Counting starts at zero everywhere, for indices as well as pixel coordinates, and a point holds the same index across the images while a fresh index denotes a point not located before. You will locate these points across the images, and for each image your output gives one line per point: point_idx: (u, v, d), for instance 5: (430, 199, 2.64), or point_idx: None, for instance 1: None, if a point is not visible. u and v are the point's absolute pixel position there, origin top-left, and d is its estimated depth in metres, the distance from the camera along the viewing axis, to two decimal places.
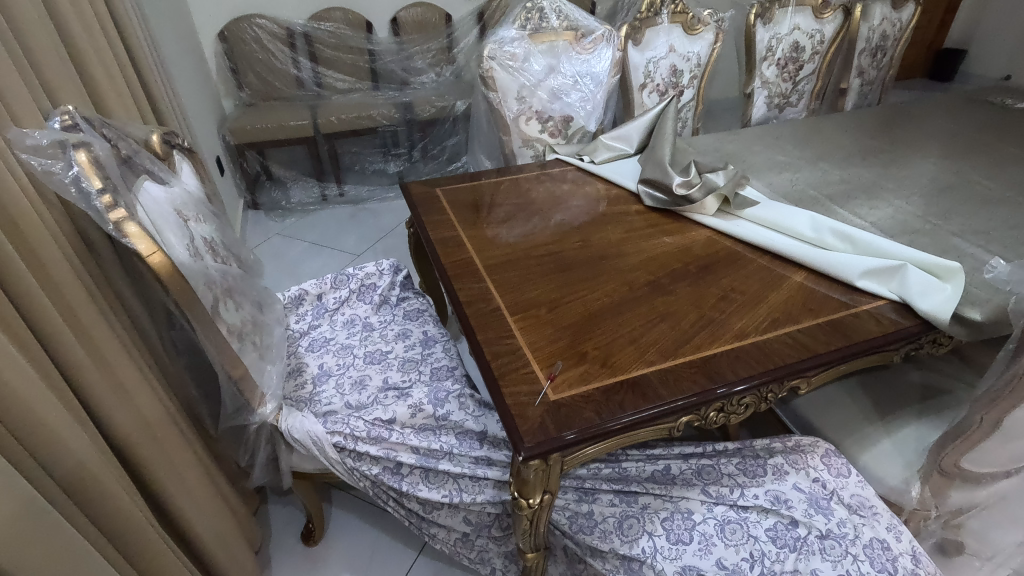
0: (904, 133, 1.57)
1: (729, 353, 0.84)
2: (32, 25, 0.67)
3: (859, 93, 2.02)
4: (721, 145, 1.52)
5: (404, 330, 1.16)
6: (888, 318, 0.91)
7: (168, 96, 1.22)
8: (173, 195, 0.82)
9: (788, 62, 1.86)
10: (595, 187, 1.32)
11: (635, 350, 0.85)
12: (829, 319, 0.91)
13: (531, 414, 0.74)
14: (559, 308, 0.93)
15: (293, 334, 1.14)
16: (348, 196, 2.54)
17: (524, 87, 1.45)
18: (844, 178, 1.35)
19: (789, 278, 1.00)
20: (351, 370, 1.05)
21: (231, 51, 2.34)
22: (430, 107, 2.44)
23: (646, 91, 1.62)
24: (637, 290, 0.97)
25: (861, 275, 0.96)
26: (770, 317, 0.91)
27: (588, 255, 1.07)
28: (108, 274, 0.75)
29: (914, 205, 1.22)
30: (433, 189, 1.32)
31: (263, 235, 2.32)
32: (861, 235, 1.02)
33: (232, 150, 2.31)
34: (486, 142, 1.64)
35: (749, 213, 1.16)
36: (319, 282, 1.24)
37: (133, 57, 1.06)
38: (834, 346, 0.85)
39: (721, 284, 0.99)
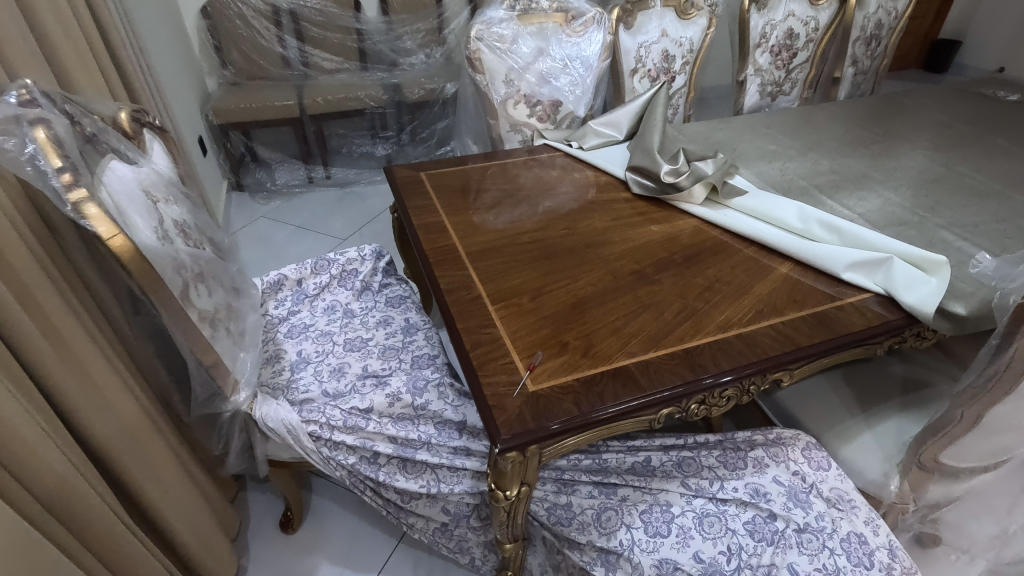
0: (895, 124, 1.56)
1: (712, 345, 0.83)
2: None
3: (852, 83, 2.00)
4: (711, 133, 1.50)
5: (386, 317, 1.14)
6: (873, 311, 0.90)
7: (141, 70, 1.18)
8: (141, 175, 0.79)
9: (782, 49, 1.83)
10: (583, 174, 1.30)
11: (618, 340, 0.84)
12: (813, 311, 0.90)
13: (510, 405, 0.73)
14: (542, 297, 0.91)
15: (271, 320, 1.12)
16: (335, 178, 2.49)
17: (513, 70, 1.41)
18: (834, 168, 1.33)
19: (774, 269, 0.99)
20: (330, 358, 1.04)
21: (215, 27, 2.27)
22: (419, 90, 2.40)
23: (637, 76, 1.58)
24: (623, 279, 0.96)
25: (846, 268, 0.95)
26: (755, 309, 0.90)
27: (573, 243, 1.05)
28: (71, 256, 0.72)
29: (903, 196, 1.21)
30: (419, 173, 1.29)
31: (248, 217, 2.28)
32: (848, 227, 1.01)
33: (216, 131, 2.25)
34: (473, 126, 1.60)
35: (737, 203, 1.14)
36: (299, 267, 1.21)
37: (103, 30, 1.02)
38: (818, 339, 0.84)
39: (706, 274, 0.97)
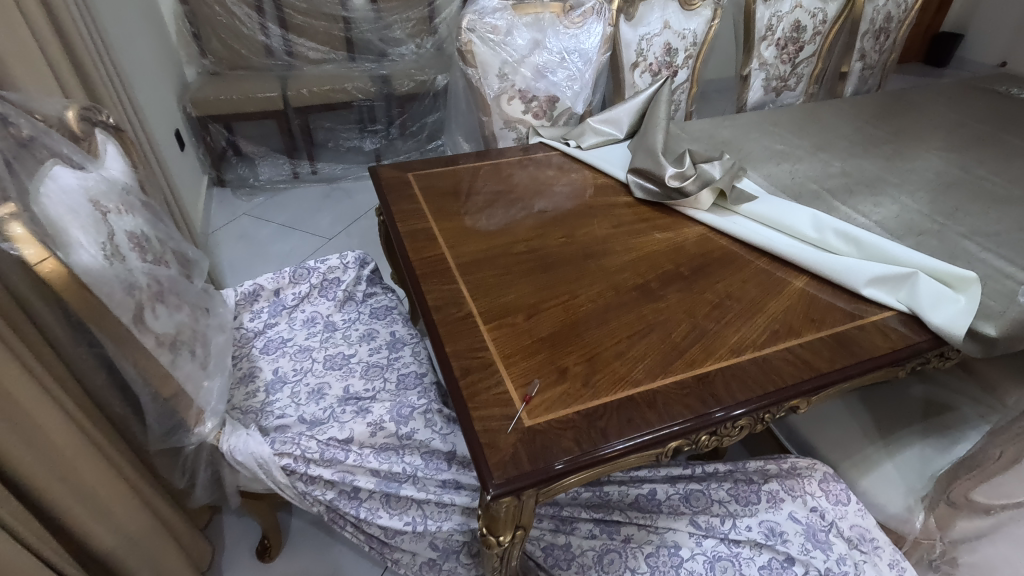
0: (907, 123, 1.49)
1: (724, 371, 0.76)
2: None
3: (859, 78, 1.92)
4: (715, 131, 1.42)
5: (370, 330, 1.06)
6: (896, 332, 0.83)
7: (100, 61, 1.08)
8: (90, 182, 0.70)
9: (788, 42, 1.76)
10: (581, 175, 1.22)
11: (622, 365, 0.76)
12: (831, 332, 0.83)
13: (503, 443, 0.66)
14: (538, 315, 0.84)
15: (246, 335, 1.04)
16: (322, 174, 2.40)
17: (507, 63, 1.32)
18: (846, 170, 1.26)
19: (789, 283, 0.92)
20: (308, 377, 0.96)
21: (193, 14, 2.16)
22: (408, 81, 2.30)
23: (638, 71, 1.50)
24: (626, 294, 0.88)
25: (867, 283, 0.88)
26: (769, 329, 0.83)
27: (571, 253, 0.97)
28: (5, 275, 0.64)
29: (920, 202, 1.14)
30: (406, 174, 1.20)
31: (229, 214, 2.18)
32: (866, 237, 0.94)
33: (195, 123, 2.15)
34: (464, 123, 1.51)
35: (747, 209, 1.07)
36: (277, 276, 1.12)
37: (54, 17, 0.92)
38: (838, 364, 0.77)
39: (715, 289, 0.90)
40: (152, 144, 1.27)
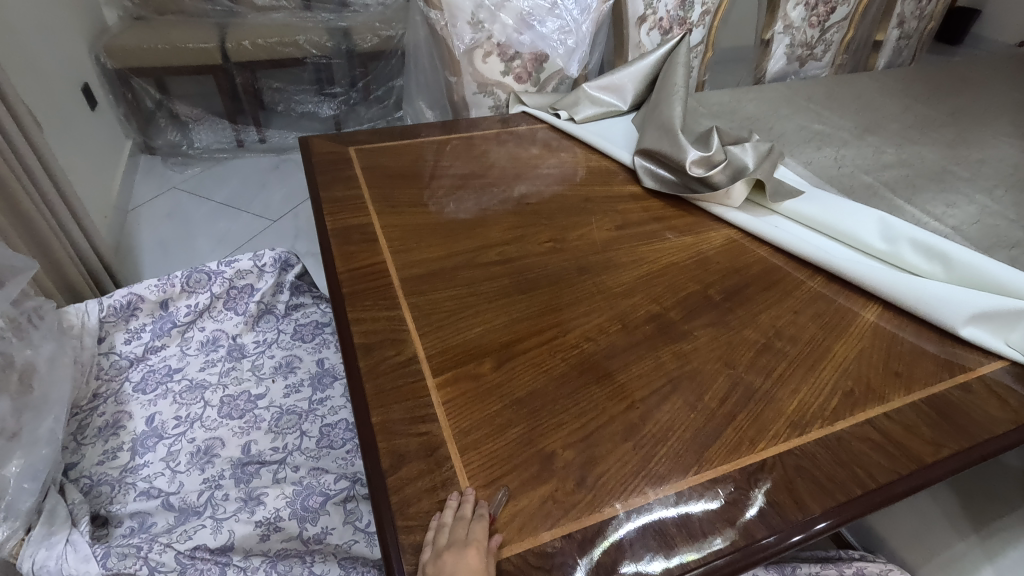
0: (964, 102, 1.24)
1: (782, 462, 0.51)
2: None
3: (893, 49, 1.66)
4: (738, 105, 1.16)
5: (289, 358, 0.79)
6: (1015, 395, 0.59)
7: None
8: None
9: (819, 2, 1.50)
10: (573, 155, 0.95)
11: (635, 448, 0.51)
12: (927, 395, 0.58)
13: None
14: (513, 361, 0.58)
15: (116, 364, 0.76)
16: (270, 143, 2.08)
17: (482, 6, 1.02)
18: (903, 159, 1.01)
19: (857, 316, 0.67)
20: (195, 432, 0.70)
21: None
22: (372, 37, 1.98)
23: (646, 27, 1.22)
24: (636, 330, 0.63)
25: (967, 320, 0.64)
26: (840, 389, 0.58)
27: (560, 266, 0.71)
28: None
29: (1002, 203, 0.90)
30: (345, 149, 0.92)
31: (157, 188, 1.86)
32: (959, 253, 0.70)
33: (114, 78, 1.82)
34: (428, 86, 1.22)
35: (791, 208, 0.81)
36: (163, 283, 0.81)
37: None
38: (946, 452, 0.53)
39: (759, 324, 0.65)
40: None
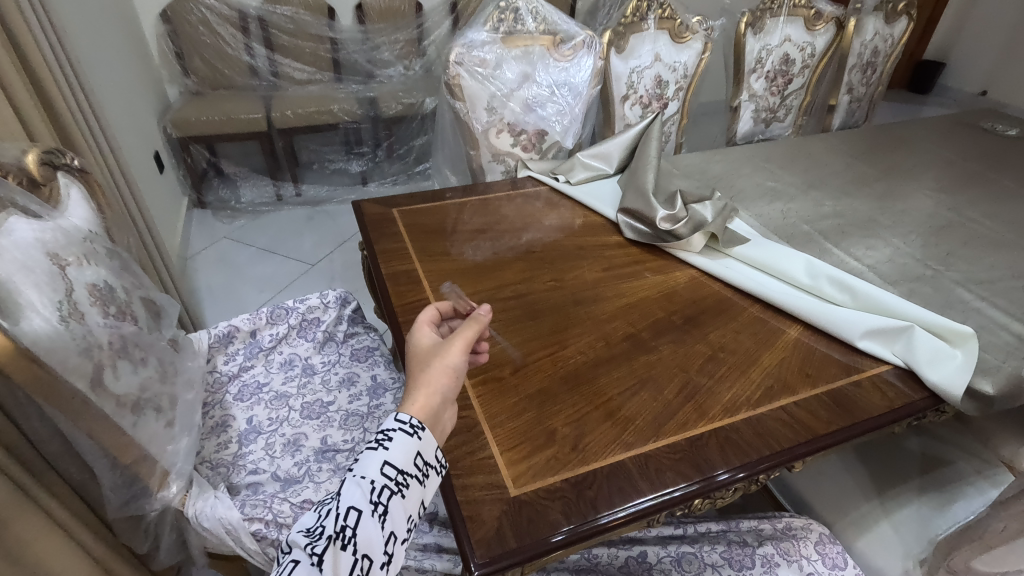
0: (898, 159, 1.48)
1: (718, 434, 0.73)
2: None
3: (846, 111, 1.93)
4: (706, 166, 1.41)
5: (350, 374, 1.02)
6: (894, 388, 0.81)
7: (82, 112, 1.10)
8: (49, 236, 0.65)
9: (778, 75, 1.77)
10: (571, 212, 1.19)
11: (613, 425, 0.73)
12: (828, 389, 0.80)
13: (487, 516, 0.62)
14: (526, 368, 0.80)
15: (219, 379, 0.99)
16: (306, 196, 2.36)
17: (495, 96, 1.30)
18: (838, 210, 1.24)
19: (783, 333, 0.89)
20: (285, 428, 0.92)
21: (174, 32, 2.20)
22: (396, 104, 2.28)
23: (628, 103, 1.50)
24: (616, 346, 0.85)
25: (862, 335, 0.86)
26: (763, 385, 0.80)
27: (560, 299, 0.94)
28: None
29: (913, 245, 1.12)
30: (390, 210, 1.17)
31: (209, 237, 2.13)
32: (861, 285, 0.92)
33: (175, 144, 2.10)
34: (451, 154, 1.48)
35: (740, 252, 1.05)
36: (253, 317, 1.07)
37: (26, 63, 0.94)
38: (835, 426, 0.75)
39: (709, 340, 0.87)
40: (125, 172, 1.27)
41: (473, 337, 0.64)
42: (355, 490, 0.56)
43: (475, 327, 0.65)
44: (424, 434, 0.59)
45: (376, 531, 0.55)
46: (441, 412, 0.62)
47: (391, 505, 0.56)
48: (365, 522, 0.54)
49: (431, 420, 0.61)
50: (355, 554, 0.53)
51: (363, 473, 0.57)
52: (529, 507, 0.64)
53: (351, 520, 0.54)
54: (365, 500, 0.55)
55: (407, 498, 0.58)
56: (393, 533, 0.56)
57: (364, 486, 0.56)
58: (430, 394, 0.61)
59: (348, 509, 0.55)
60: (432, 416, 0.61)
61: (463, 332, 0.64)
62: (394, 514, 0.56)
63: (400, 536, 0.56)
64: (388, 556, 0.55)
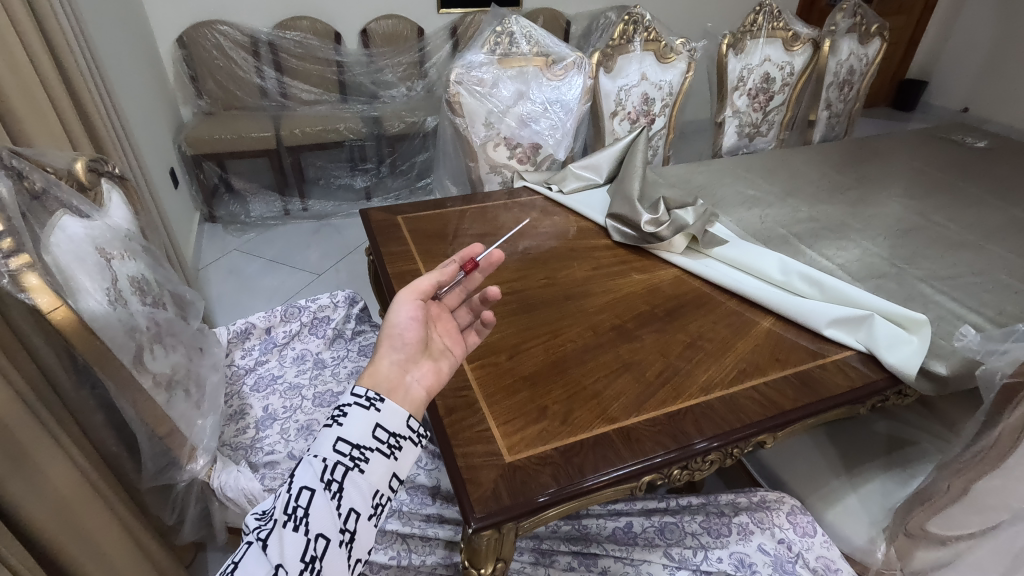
0: (871, 169, 1.58)
1: (695, 409, 0.81)
2: None
3: (826, 125, 2.03)
4: (691, 176, 1.50)
5: (358, 367, 1.09)
6: (856, 370, 0.88)
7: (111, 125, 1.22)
8: (96, 232, 0.73)
9: (759, 92, 1.87)
10: (563, 218, 1.28)
11: (599, 402, 0.81)
12: (796, 371, 0.88)
13: (484, 479, 0.69)
14: (521, 354, 0.88)
15: (237, 372, 1.07)
16: (313, 211, 2.45)
17: (492, 113, 1.41)
18: (813, 215, 1.33)
19: (757, 323, 0.97)
20: (298, 414, 0.99)
21: (190, 57, 2.35)
22: (399, 122, 2.40)
23: (617, 119, 1.61)
24: (603, 335, 0.93)
25: (828, 324, 0.94)
26: (737, 368, 0.88)
27: (552, 295, 1.02)
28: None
29: (881, 246, 1.21)
30: (395, 217, 1.26)
31: (220, 249, 2.22)
32: (828, 280, 1.00)
33: (189, 161, 2.20)
34: (452, 167, 1.58)
35: (719, 253, 1.13)
36: (269, 315, 1.16)
37: (68, 82, 1.05)
38: (802, 403, 0.82)
39: (688, 330, 0.95)
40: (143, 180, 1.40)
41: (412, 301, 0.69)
42: (309, 469, 0.58)
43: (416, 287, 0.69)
44: (381, 406, 0.62)
45: (329, 510, 0.57)
46: (397, 374, 0.66)
47: (346, 481, 0.58)
48: (317, 501, 0.56)
49: (387, 384, 0.64)
50: (307, 533, 0.55)
51: (318, 453, 0.59)
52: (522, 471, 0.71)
53: (304, 501, 0.57)
54: (317, 479, 0.57)
55: (367, 472, 0.59)
56: (351, 509, 0.58)
57: (316, 466, 0.58)
58: (379, 362, 0.66)
59: (301, 490, 0.57)
60: (385, 380, 0.65)
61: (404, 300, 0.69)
62: (349, 491, 0.58)
63: (360, 512, 0.58)
64: (348, 534, 0.58)
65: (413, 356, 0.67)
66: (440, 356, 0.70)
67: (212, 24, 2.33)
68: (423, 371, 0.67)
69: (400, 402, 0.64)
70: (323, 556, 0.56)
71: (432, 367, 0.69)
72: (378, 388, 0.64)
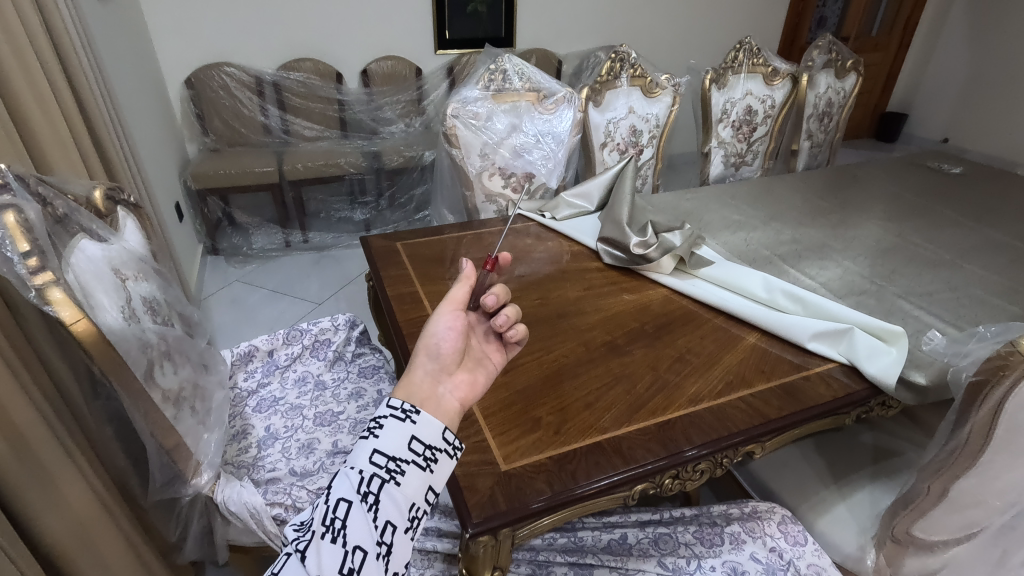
0: (852, 195, 1.64)
1: (684, 419, 0.84)
2: None
3: (809, 154, 2.11)
4: (678, 203, 1.56)
5: (358, 388, 1.12)
6: (838, 381, 0.92)
7: (124, 156, 1.29)
8: (112, 254, 0.78)
9: (743, 124, 1.96)
10: (557, 243, 1.33)
11: (591, 414, 0.84)
12: (780, 382, 0.91)
13: (480, 486, 0.72)
14: (516, 369, 0.92)
15: (240, 394, 1.10)
16: (313, 242, 2.50)
17: (487, 145, 1.48)
18: (796, 238, 1.39)
19: (743, 339, 1.01)
20: (299, 433, 1.02)
21: (197, 97, 2.46)
22: (398, 157, 2.49)
23: (607, 150, 1.68)
24: (595, 350, 0.97)
25: (811, 337, 0.98)
26: (724, 380, 0.91)
27: (545, 313, 1.06)
28: (14, 341, 0.70)
29: (861, 265, 1.26)
30: (394, 243, 1.31)
31: (222, 281, 2.26)
32: (810, 296, 1.05)
33: (194, 195, 2.28)
34: (449, 197, 1.64)
35: (705, 273, 1.18)
36: (271, 338, 1.20)
37: (87, 116, 1.12)
38: (786, 411, 0.85)
39: (677, 345, 0.99)
40: (149, 208, 1.46)
41: (457, 302, 0.68)
42: (346, 481, 0.57)
43: (456, 295, 0.69)
44: (417, 418, 0.61)
45: (366, 523, 0.56)
46: (430, 386, 0.64)
47: (382, 494, 0.57)
48: (354, 514, 0.55)
49: (420, 395, 0.63)
50: (344, 546, 0.54)
51: (354, 465, 0.58)
52: (517, 477, 0.74)
53: (341, 512, 0.56)
54: (354, 491, 0.56)
55: (403, 484, 0.58)
56: (387, 522, 0.56)
57: (352, 477, 0.57)
58: (412, 374, 0.65)
59: (338, 502, 0.56)
60: (418, 392, 0.63)
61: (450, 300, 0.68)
62: (385, 503, 0.56)
63: (396, 525, 0.56)
64: (385, 547, 0.56)
65: (447, 367, 0.66)
66: (476, 369, 0.69)
67: (220, 66, 2.45)
68: (457, 383, 0.66)
69: (433, 412, 0.62)
70: (360, 569, 0.54)
71: (468, 380, 0.67)
72: (412, 399, 0.63)
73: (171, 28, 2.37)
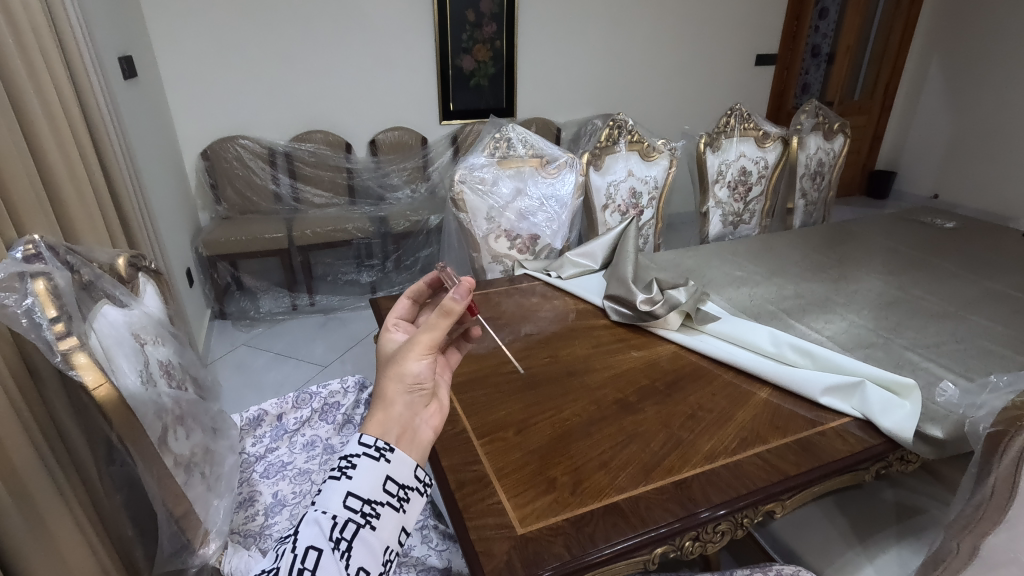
0: (851, 250, 1.68)
1: (700, 477, 0.82)
2: (15, 176, 0.74)
3: (804, 213, 2.18)
4: (681, 261, 1.59)
5: None
6: (855, 436, 0.91)
7: (145, 225, 1.33)
8: (131, 319, 0.79)
9: (738, 183, 2.02)
10: (563, 301, 1.34)
11: (607, 474, 0.83)
12: (796, 438, 0.90)
13: (497, 550, 0.70)
14: (527, 429, 0.91)
15: (247, 459, 1.08)
16: (319, 305, 2.54)
17: (493, 208, 1.53)
18: (799, 292, 1.41)
19: (754, 394, 1.01)
20: (307, 499, 1.00)
21: (211, 167, 2.56)
22: (404, 221, 2.56)
23: (608, 211, 1.74)
24: (607, 409, 0.96)
25: (823, 392, 0.97)
26: (739, 437, 0.90)
27: (556, 372, 1.06)
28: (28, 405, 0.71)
29: (865, 318, 1.27)
30: None
31: (229, 344, 2.28)
32: (818, 350, 1.05)
33: (204, 262, 2.33)
34: (455, 258, 1.67)
35: (712, 328, 1.19)
36: (281, 401, 1.19)
37: (113, 187, 1.17)
38: (804, 467, 0.84)
39: (689, 402, 0.98)
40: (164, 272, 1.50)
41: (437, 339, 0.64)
42: (316, 527, 0.56)
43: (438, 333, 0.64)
44: (391, 457, 0.61)
45: (338, 570, 0.55)
46: (409, 420, 0.63)
47: (356, 540, 0.57)
48: (324, 562, 0.55)
49: (397, 430, 0.62)
50: None
51: (326, 509, 0.57)
52: (534, 543, 0.71)
53: (311, 562, 0.55)
54: (325, 538, 0.56)
55: (378, 529, 0.58)
56: (360, 569, 0.56)
57: (324, 523, 0.56)
58: (390, 408, 0.62)
59: (307, 550, 0.55)
60: (395, 426, 0.62)
61: (429, 335, 0.63)
62: (359, 549, 0.56)
63: (370, 571, 0.56)
64: None
65: (424, 399, 0.65)
66: (440, 391, 0.69)
67: (235, 138, 2.58)
68: (431, 413, 0.66)
69: (408, 450, 0.62)
70: None
71: (437, 405, 0.68)
72: (388, 436, 0.62)
73: (190, 105, 2.50)
